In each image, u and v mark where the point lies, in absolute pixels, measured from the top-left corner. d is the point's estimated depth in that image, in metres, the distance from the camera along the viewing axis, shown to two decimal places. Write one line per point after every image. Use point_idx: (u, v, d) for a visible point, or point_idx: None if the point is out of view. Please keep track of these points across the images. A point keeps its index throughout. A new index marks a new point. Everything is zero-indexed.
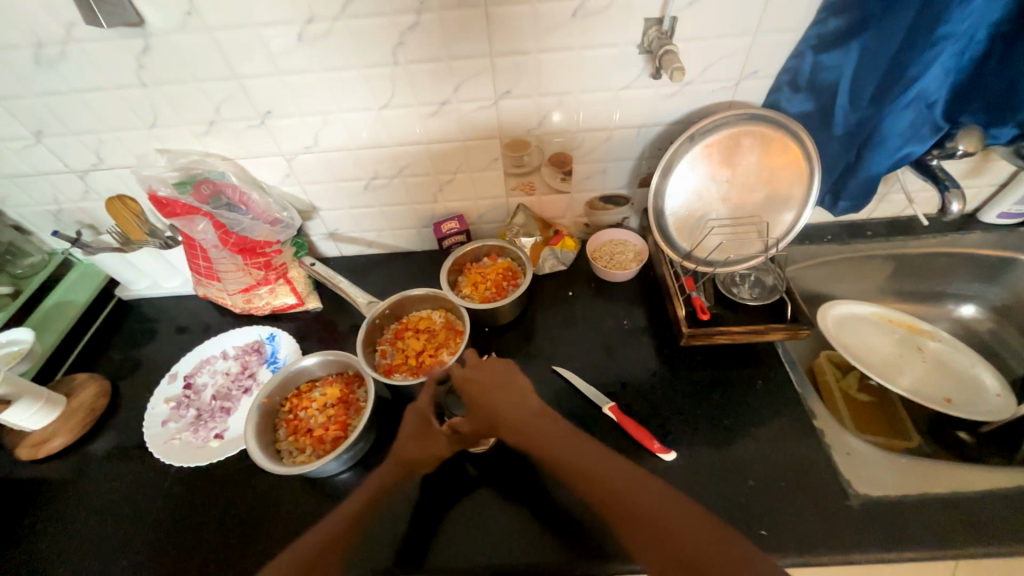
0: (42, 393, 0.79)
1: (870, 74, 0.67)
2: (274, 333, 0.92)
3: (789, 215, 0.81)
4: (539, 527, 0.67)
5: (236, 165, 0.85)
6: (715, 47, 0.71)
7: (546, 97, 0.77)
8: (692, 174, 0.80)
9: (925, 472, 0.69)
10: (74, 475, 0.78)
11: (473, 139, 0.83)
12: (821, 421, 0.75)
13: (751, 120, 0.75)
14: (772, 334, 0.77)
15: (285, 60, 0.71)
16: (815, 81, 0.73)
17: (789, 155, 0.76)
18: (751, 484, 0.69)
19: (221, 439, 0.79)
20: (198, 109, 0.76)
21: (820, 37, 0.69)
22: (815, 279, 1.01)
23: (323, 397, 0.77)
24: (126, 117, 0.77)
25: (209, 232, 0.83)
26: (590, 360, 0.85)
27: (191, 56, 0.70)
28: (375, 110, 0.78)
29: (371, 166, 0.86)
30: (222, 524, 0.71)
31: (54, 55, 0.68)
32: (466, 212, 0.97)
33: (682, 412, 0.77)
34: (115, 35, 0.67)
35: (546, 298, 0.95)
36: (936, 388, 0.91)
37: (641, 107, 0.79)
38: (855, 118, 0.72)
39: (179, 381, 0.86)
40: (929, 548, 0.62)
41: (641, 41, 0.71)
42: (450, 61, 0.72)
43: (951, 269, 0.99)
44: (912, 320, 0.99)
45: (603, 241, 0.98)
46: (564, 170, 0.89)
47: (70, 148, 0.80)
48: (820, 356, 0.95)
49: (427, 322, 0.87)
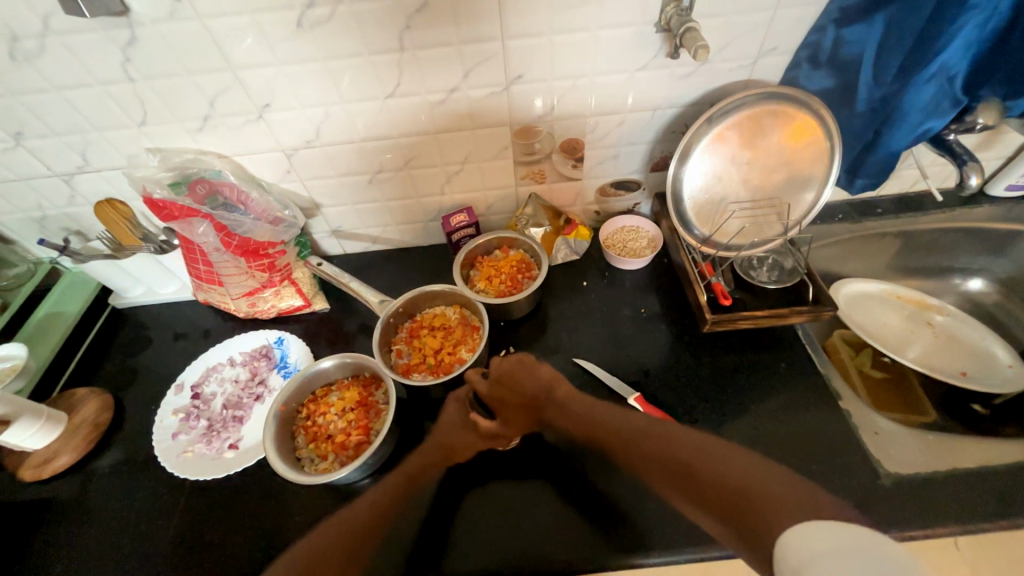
0: (42, 411, 0.76)
1: (894, 48, 0.65)
2: (282, 337, 0.88)
3: (810, 194, 0.80)
4: (575, 522, 0.66)
5: (232, 163, 0.81)
6: (734, 24, 0.69)
7: (559, 81, 0.75)
8: (711, 157, 0.79)
9: (948, 449, 0.71)
10: (83, 493, 0.75)
11: (483, 127, 0.80)
12: (846, 401, 0.76)
13: (770, 98, 0.74)
14: (794, 317, 0.77)
15: (284, 48, 0.67)
16: (836, 57, 0.72)
17: (809, 133, 0.75)
18: (782, 469, 0.69)
19: (236, 449, 0.76)
20: (191, 104, 0.72)
21: (843, 10, 0.67)
22: (826, 259, 1.00)
23: (342, 401, 0.75)
24: (113, 115, 0.72)
25: (210, 235, 0.79)
26: (611, 351, 0.83)
27: (182, 47, 0.65)
28: (380, 100, 0.74)
29: (375, 159, 0.83)
30: (246, 536, 0.69)
31: (31, 49, 0.63)
32: (474, 204, 0.94)
33: (707, 399, 0.76)
34: (97, 26, 0.62)
35: (560, 289, 0.93)
36: (949, 362, 0.91)
37: (657, 89, 0.77)
38: (879, 94, 0.70)
39: (186, 391, 0.83)
40: (960, 523, 0.63)
41: (659, 20, 0.68)
42: (460, 45, 0.68)
43: (959, 243, 1.00)
44: (921, 295, 0.99)
45: (615, 229, 0.96)
46: (576, 157, 0.87)
47: (53, 150, 0.75)
48: (833, 335, 0.94)
49: (442, 319, 0.85)
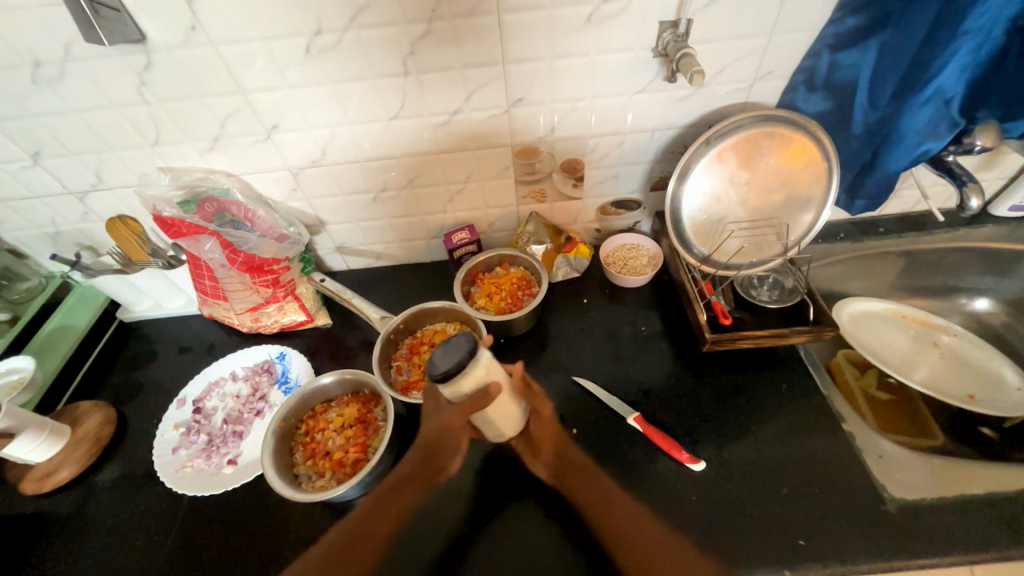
0: (47, 424, 0.76)
1: (889, 72, 0.66)
2: (284, 351, 0.89)
3: (809, 215, 0.80)
4: (572, 543, 0.65)
5: (240, 181, 0.83)
6: (730, 49, 0.70)
7: (559, 103, 0.76)
8: (709, 177, 0.80)
9: (960, 474, 0.69)
10: (81, 508, 0.75)
11: (485, 147, 0.82)
12: (850, 423, 0.75)
13: (767, 121, 0.75)
14: (794, 336, 0.76)
15: (294, 73, 0.69)
16: (831, 81, 0.73)
17: (807, 155, 0.76)
18: (785, 492, 0.68)
19: (235, 465, 0.76)
20: (202, 125, 0.74)
21: (836, 36, 0.69)
22: (828, 278, 1.00)
23: (341, 417, 0.76)
24: (127, 136, 0.74)
25: (216, 252, 0.80)
26: (610, 369, 0.83)
27: (195, 72, 0.68)
28: (384, 121, 0.76)
29: (379, 178, 0.85)
30: (242, 554, 0.68)
31: (52, 73, 0.66)
32: (476, 221, 0.95)
33: (708, 418, 0.76)
34: (116, 52, 0.65)
35: (561, 306, 0.93)
36: (956, 385, 0.90)
37: (655, 111, 0.78)
38: (875, 117, 0.70)
39: (188, 406, 0.84)
40: (969, 551, 0.61)
41: (656, 45, 0.70)
42: (462, 69, 0.70)
43: (963, 263, 0.99)
44: (926, 316, 0.98)
45: (616, 246, 0.97)
46: (576, 177, 0.88)
47: (69, 168, 0.78)
48: (838, 355, 0.93)
49: (442, 335, 0.85)
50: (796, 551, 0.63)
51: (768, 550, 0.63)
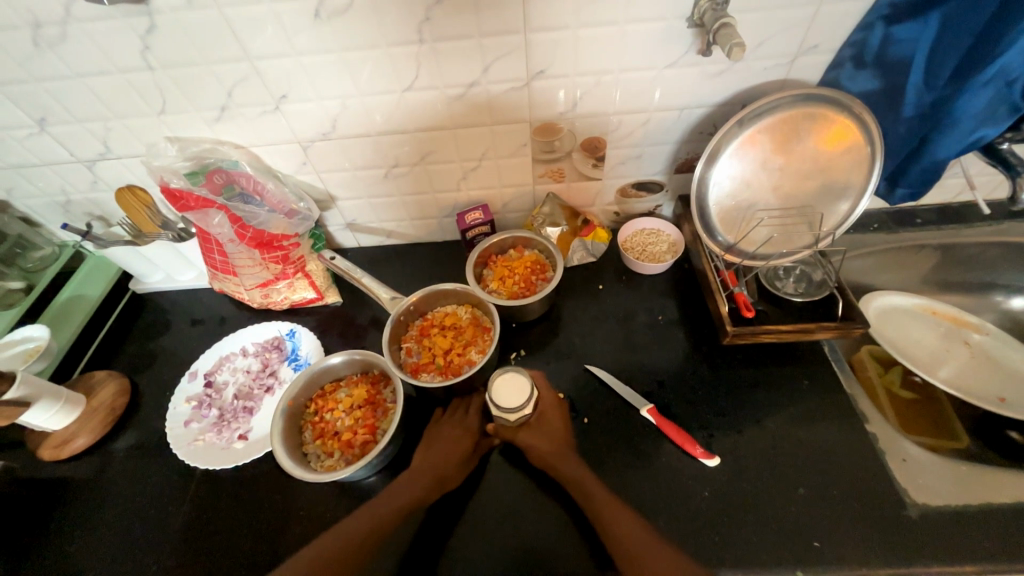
0: (61, 393, 0.77)
1: (950, 51, 0.61)
2: (294, 329, 0.87)
3: (846, 205, 0.76)
4: (577, 535, 0.64)
5: (249, 153, 0.81)
6: (773, 19, 0.65)
7: (583, 77, 0.72)
8: (740, 160, 0.75)
9: (982, 482, 0.67)
10: (96, 474, 0.77)
11: (501, 123, 0.77)
12: (873, 424, 0.72)
13: (807, 100, 0.69)
14: (820, 333, 0.73)
15: (302, 39, 0.65)
16: (883, 57, 0.67)
17: (847, 140, 0.71)
18: (801, 492, 0.66)
19: (246, 440, 0.77)
20: (210, 94, 0.71)
21: (893, 6, 0.62)
22: (857, 270, 0.95)
23: (350, 398, 0.75)
24: (134, 104, 0.72)
25: (224, 226, 0.78)
26: (623, 359, 0.81)
27: (199, 35, 0.64)
28: (397, 94, 0.72)
29: (390, 154, 0.81)
30: (251, 527, 0.70)
31: (53, 36, 0.63)
32: (490, 201, 0.92)
33: (723, 412, 0.74)
34: (116, 13, 0.61)
35: (575, 290, 0.90)
36: (987, 387, 0.86)
37: (685, 87, 0.73)
38: (930, 98, 0.65)
39: (199, 379, 0.84)
40: (990, 561, 0.59)
41: (691, 14, 0.64)
42: (481, 38, 0.66)
43: (1001, 259, 0.93)
44: (958, 312, 0.93)
45: (634, 231, 0.94)
46: (597, 156, 0.83)
47: (75, 136, 0.76)
48: (861, 351, 0.89)
49: (453, 318, 0.84)
50: (805, 551, 0.62)
51: (776, 552, 0.62)
